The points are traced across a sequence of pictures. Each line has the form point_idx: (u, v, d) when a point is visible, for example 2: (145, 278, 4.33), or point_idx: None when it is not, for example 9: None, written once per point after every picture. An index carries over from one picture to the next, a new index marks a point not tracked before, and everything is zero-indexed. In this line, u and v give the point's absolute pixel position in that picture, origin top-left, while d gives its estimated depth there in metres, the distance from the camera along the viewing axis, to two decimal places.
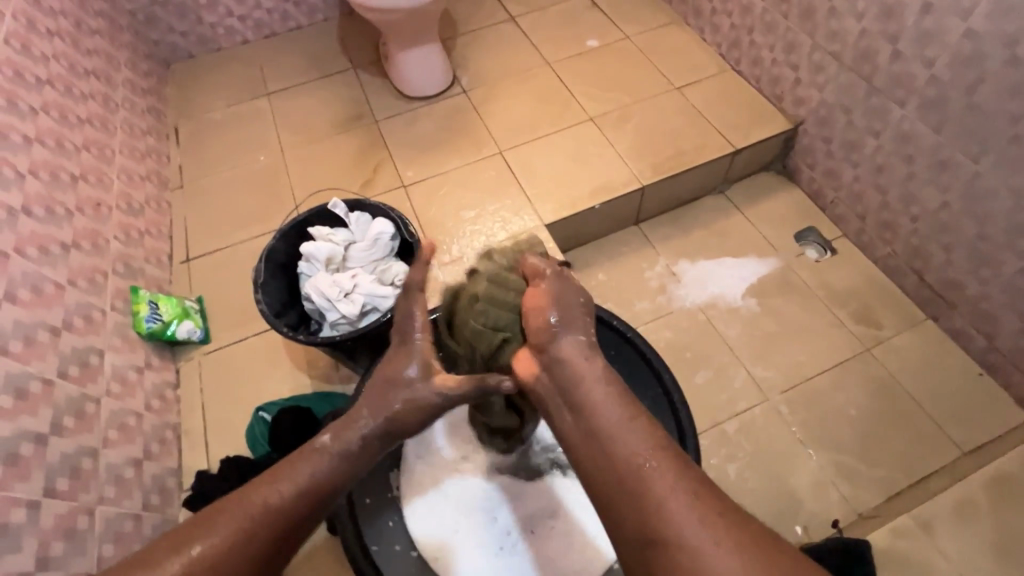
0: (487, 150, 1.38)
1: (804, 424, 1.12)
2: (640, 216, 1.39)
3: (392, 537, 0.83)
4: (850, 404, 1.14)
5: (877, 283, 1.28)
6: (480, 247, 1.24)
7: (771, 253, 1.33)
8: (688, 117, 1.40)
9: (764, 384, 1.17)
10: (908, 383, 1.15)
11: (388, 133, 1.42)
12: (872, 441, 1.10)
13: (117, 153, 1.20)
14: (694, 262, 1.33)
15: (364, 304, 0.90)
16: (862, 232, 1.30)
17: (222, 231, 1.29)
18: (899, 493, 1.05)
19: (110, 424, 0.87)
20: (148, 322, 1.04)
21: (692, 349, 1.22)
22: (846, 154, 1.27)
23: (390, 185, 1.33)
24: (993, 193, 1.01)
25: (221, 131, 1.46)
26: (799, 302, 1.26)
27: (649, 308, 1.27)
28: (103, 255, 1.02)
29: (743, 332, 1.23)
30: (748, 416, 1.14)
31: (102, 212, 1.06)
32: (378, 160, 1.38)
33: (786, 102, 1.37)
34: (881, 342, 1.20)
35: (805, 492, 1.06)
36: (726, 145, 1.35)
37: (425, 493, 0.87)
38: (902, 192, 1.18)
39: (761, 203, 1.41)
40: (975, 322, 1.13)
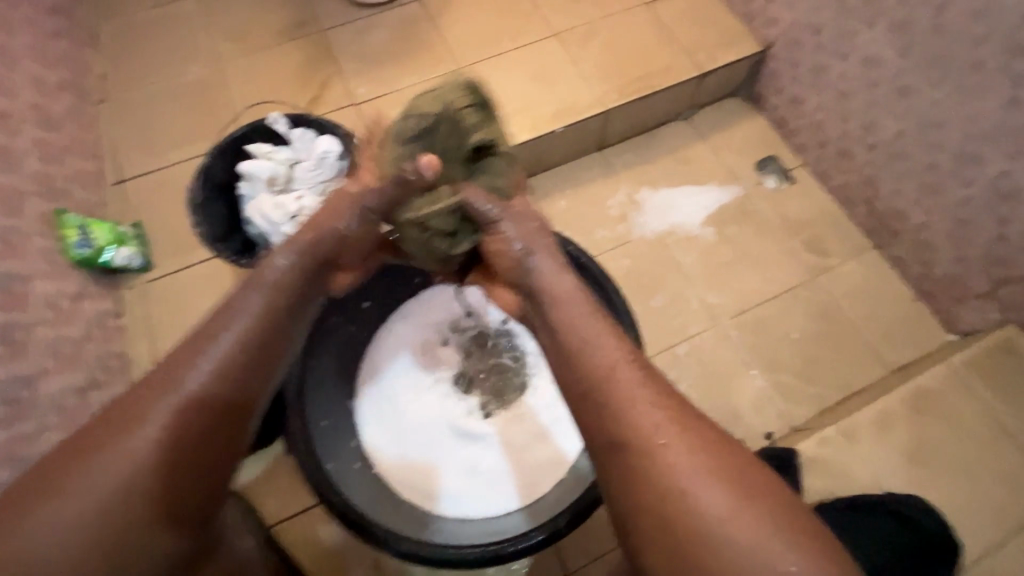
0: (445, 66, 1.29)
1: (750, 346, 1.18)
2: (604, 142, 1.35)
3: (351, 456, 0.83)
4: (793, 327, 1.20)
5: (829, 213, 1.31)
6: None
7: (732, 181, 1.34)
8: (657, 36, 1.33)
9: (715, 310, 1.21)
10: (848, 308, 1.21)
11: (336, 44, 1.30)
12: (811, 363, 1.17)
13: (23, 58, 1.07)
14: (656, 190, 1.33)
15: None
16: (820, 161, 1.32)
17: (155, 150, 1.19)
18: (829, 408, 1.13)
19: (46, 352, 0.83)
20: (79, 248, 0.97)
21: (650, 276, 1.24)
22: (812, 79, 1.25)
23: (340, 103, 1.25)
24: (947, 122, 1.02)
25: (147, 35, 1.30)
26: (754, 230, 1.29)
27: (609, 237, 1.28)
28: (17, 172, 0.93)
29: (699, 259, 1.25)
30: (699, 340, 1.18)
31: (11, 123, 0.96)
32: (326, 75, 1.27)
33: (757, 22, 1.32)
34: (827, 270, 1.25)
35: (747, 408, 1.13)
36: (694, 67, 1.30)
37: (385, 422, 0.87)
38: (862, 119, 1.18)
39: (725, 129, 1.39)
40: (916, 251, 1.18)
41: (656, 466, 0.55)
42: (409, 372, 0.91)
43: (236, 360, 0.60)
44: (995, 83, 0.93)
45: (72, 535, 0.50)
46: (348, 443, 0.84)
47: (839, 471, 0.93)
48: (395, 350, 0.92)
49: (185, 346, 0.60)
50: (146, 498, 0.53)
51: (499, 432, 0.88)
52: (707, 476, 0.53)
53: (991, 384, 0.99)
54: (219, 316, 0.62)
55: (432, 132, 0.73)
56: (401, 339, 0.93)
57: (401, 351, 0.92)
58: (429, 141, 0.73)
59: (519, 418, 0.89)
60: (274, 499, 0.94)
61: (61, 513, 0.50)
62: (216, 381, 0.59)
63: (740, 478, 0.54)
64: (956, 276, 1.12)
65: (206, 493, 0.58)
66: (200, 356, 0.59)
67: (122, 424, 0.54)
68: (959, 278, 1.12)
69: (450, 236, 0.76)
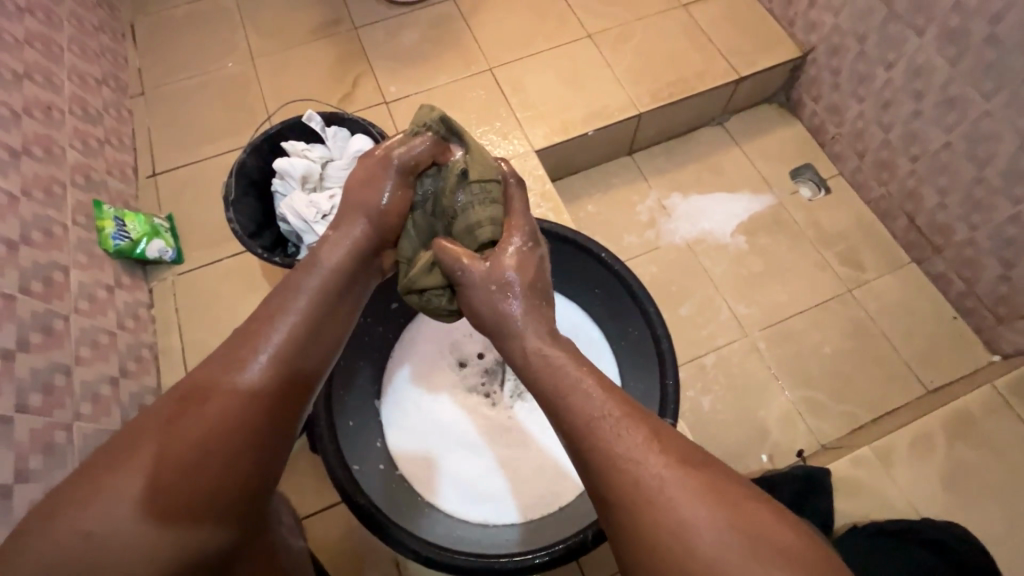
0: (476, 66, 1.29)
1: (780, 359, 1.15)
2: (634, 146, 1.33)
3: (375, 458, 0.82)
4: (826, 342, 1.16)
5: (866, 224, 1.27)
6: (508, 154, 1.20)
7: (765, 190, 1.31)
8: (692, 40, 1.30)
9: (745, 321, 1.18)
10: (884, 323, 1.17)
11: (369, 42, 1.31)
12: (843, 379, 1.13)
13: (67, 51, 1.09)
14: (686, 196, 1.30)
15: None
16: (858, 171, 1.28)
17: (190, 144, 1.20)
18: (862, 426, 1.09)
19: (81, 341, 0.85)
20: (115, 239, 0.99)
21: (677, 283, 1.22)
22: (853, 87, 1.21)
23: (371, 101, 1.25)
24: (998, 134, 0.98)
25: (184, 31, 1.32)
26: (786, 240, 1.25)
27: (637, 243, 1.26)
28: (58, 163, 0.95)
29: (729, 269, 1.23)
30: (727, 351, 1.15)
31: (54, 116, 0.98)
32: (358, 73, 1.28)
33: (797, 26, 1.28)
34: (863, 284, 1.21)
35: (775, 424, 1.10)
36: (730, 72, 1.27)
37: (408, 425, 0.87)
38: (905, 129, 1.14)
39: (759, 136, 1.36)
40: (958, 267, 1.14)
41: (648, 531, 0.46)
42: (434, 375, 0.91)
43: (297, 351, 0.55)
44: None
45: (111, 543, 0.42)
46: (373, 442, 0.84)
47: (874, 494, 0.90)
48: (425, 352, 0.92)
49: (243, 337, 0.54)
50: (187, 499, 0.45)
51: (527, 438, 0.87)
52: (714, 543, 0.44)
53: None
54: (279, 304, 0.57)
55: (426, 203, 0.73)
56: (426, 342, 0.93)
57: (431, 353, 0.92)
58: (428, 210, 0.72)
59: (542, 425, 0.88)
60: (295, 495, 0.94)
61: (101, 529, 0.42)
62: (273, 373, 0.52)
63: (757, 542, 0.43)
64: (1000, 295, 1.08)
65: (251, 500, 0.50)
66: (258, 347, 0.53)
67: (171, 420, 0.47)
68: (1004, 297, 1.08)
69: (448, 291, 0.70)
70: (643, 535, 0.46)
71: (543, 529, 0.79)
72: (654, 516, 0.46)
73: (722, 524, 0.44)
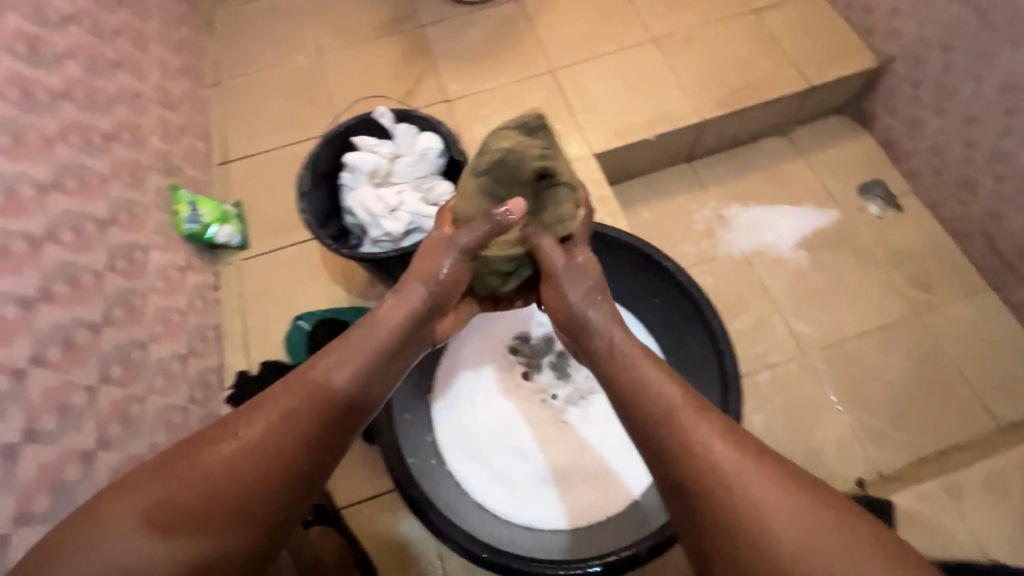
0: (537, 67, 1.28)
1: (839, 382, 1.10)
2: (694, 153, 1.31)
3: (429, 452, 0.85)
4: (890, 367, 1.11)
5: (940, 246, 1.20)
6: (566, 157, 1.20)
7: (831, 205, 1.26)
8: (762, 46, 1.27)
9: (803, 340, 1.14)
10: (955, 351, 1.11)
11: (433, 40, 1.32)
12: (908, 407, 1.08)
13: (153, 42, 1.14)
14: (747, 207, 1.27)
15: (409, 223, 0.87)
16: (934, 190, 1.21)
17: (259, 135, 1.25)
18: (926, 458, 1.04)
19: (157, 319, 0.89)
20: (189, 223, 1.03)
21: (733, 296, 1.18)
22: (935, 101, 1.15)
23: (433, 98, 1.26)
24: None
25: (258, 25, 1.37)
26: (851, 259, 1.20)
27: (692, 252, 1.23)
28: (143, 149, 1.00)
29: (788, 284, 1.19)
30: (783, 369, 1.12)
31: (140, 103, 1.03)
32: (422, 70, 1.30)
33: (876, 35, 1.23)
34: (933, 308, 1.15)
35: (831, 449, 1.05)
36: (801, 80, 1.23)
37: (460, 421, 0.88)
38: (992, 147, 1.07)
39: (827, 148, 1.31)
40: None
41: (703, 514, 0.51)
42: (486, 374, 0.92)
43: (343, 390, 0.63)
44: None
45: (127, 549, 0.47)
46: (425, 437, 0.85)
47: (941, 531, 0.86)
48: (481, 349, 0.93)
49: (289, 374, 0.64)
50: (204, 509, 0.51)
51: (577, 445, 0.86)
52: (789, 531, 0.47)
53: None
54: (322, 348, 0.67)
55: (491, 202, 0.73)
56: (481, 341, 0.94)
57: (485, 352, 0.93)
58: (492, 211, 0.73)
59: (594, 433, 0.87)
60: (345, 482, 0.96)
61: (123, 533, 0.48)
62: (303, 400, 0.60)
63: (830, 527, 0.47)
64: None
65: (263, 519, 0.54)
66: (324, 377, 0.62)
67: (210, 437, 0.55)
68: None
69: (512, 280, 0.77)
70: (719, 527, 0.50)
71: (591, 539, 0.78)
72: (732, 505, 0.50)
73: (796, 511, 0.48)
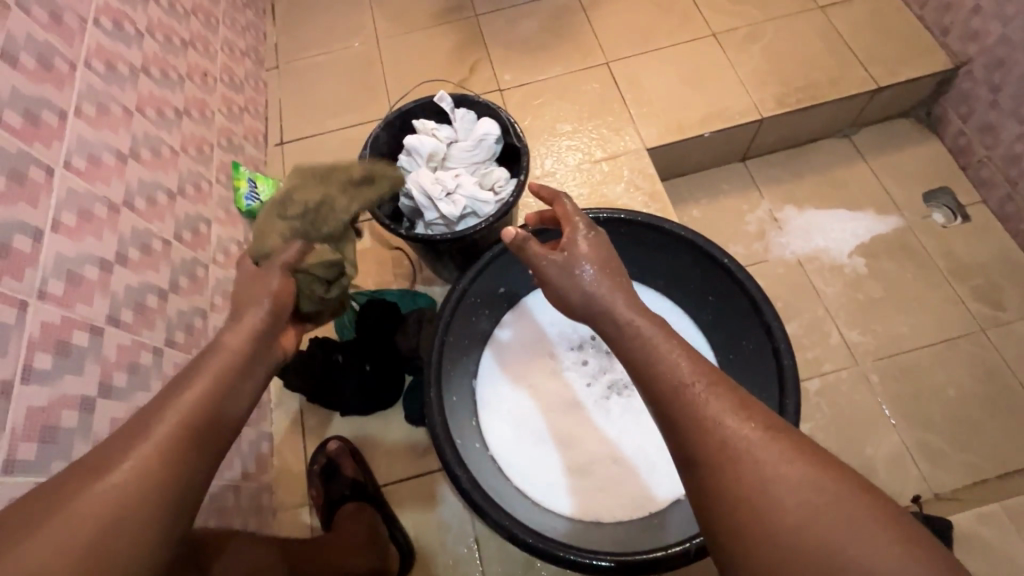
0: (592, 60, 1.27)
1: (893, 395, 1.06)
2: (749, 152, 1.27)
3: (472, 436, 0.84)
4: (950, 384, 1.06)
5: (1010, 260, 1.14)
6: (619, 151, 1.18)
7: (893, 211, 1.21)
8: (828, 44, 1.22)
9: (856, 350, 1.10)
10: (1022, 371, 1.05)
11: (489, 30, 1.32)
12: (966, 426, 1.03)
13: (221, 24, 1.18)
14: (802, 210, 1.23)
15: (464, 207, 0.86)
16: (1007, 201, 1.15)
17: (315, 117, 1.28)
18: (984, 481, 0.99)
19: (216, 290, 0.92)
20: (248, 200, 1.06)
21: (784, 300, 1.15)
22: (1015, 106, 1.09)
23: (486, 87, 1.27)
24: None
25: (319, 11, 1.40)
26: (912, 269, 1.15)
27: (742, 253, 1.20)
28: (208, 126, 1.03)
29: (843, 291, 1.14)
30: (833, 378, 1.08)
31: (207, 81, 1.06)
32: (476, 59, 1.30)
33: (952, 36, 1.17)
34: (1000, 325, 1.09)
35: (881, 464, 1.01)
36: (868, 81, 1.18)
37: (502, 408, 0.89)
38: None
39: (891, 153, 1.26)
40: None
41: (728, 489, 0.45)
42: (530, 363, 0.92)
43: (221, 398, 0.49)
44: None
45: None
46: (469, 421, 0.85)
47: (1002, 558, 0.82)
48: (527, 338, 0.93)
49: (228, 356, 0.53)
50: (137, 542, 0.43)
51: (618, 440, 0.86)
52: (797, 502, 0.42)
53: None
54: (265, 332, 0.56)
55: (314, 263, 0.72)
56: (526, 330, 0.94)
57: (529, 341, 0.93)
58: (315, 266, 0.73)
59: (635, 429, 0.87)
60: (385, 461, 0.98)
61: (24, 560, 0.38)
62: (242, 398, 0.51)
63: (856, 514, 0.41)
64: None
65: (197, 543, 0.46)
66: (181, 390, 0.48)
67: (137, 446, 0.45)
68: None
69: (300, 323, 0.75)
70: (728, 500, 0.45)
71: (628, 538, 0.77)
72: (735, 477, 0.45)
73: (807, 482, 0.43)
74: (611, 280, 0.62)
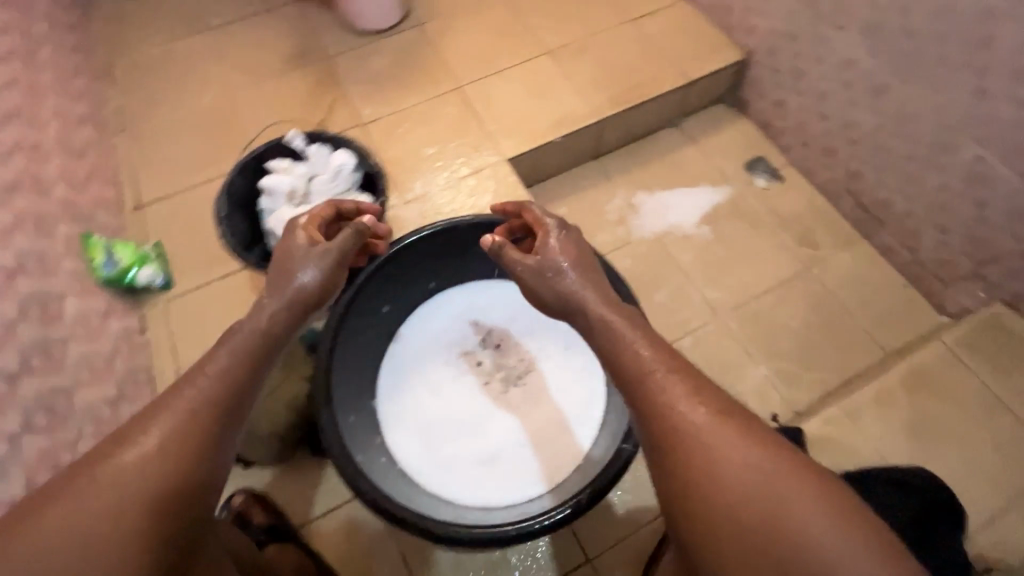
0: (445, 86, 1.36)
1: (751, 336, 1.22)
2: (600, 151, 1.43)
3: (378, 451, 0.86)
4: (792, 318, 1.24)
5: (818, 207, 1.36)
6: (482, 165, 1.27)
7: (724, 182, 1.40)
8: (644, 49, 1.41)
9: (716, 305, 1.25)
10: (843, 295, 1.26)
11: (342, 69, 1.37)
12: (810, 349, 1.21)
13: (49, 94, 1.13)
14: (652, 193, 1.39)
15: (333, 238, 0.91)
16: (806, 159, 1.38)
17: (172, 175, 1.24)
18: (832, 391, 1.16)
19: (79, 365, 0.87)
20: (104, 267, 1.01)
21: (651, 274, 1.29)
22: (792, 83, 1.32)
23: (347, 124, 1.31)
24: (919, 115, 1.09)
25: (161, 70, 1.37)
26: (747, 228, 1.34)
27: (609, 239, 1.33)
28: (47, 198, 0.98)
29: (697, 257, 1.30)
30: (702, 333, 1.22)
31: (40, 153, 1.01)
32: (334, 98, 1.34)
33: (737, 32, 1.40)
34: (820, 261, 1.30)
35: (752, 396, 1.16)
36: (681, 77, 1.38)
37: (407, 419, 0.91)
38: (841, 116, 1.24)
39: (713, 134, 1.47)
40: (903, 238, 1.23)
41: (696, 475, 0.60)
42: (428, 372, 0.95)
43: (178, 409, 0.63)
44: (960, 77, 1.00)
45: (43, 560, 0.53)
46: (375, 439, 0.88)
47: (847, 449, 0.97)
48: (421, 349, 0.97)
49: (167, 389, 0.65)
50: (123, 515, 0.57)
51: (520, 425, 0.91)
52: (747, 484, 0.58)
53: (986, 359, 1.05)
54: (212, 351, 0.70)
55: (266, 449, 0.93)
56: (420, 341, 0.97)
57: (424, 351, 0.97)
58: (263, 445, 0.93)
59: (536, 412, 0.92)
60: (297, 499, 0.97)
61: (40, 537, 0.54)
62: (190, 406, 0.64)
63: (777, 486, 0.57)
64: (941, 259, 1.17)
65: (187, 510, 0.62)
66: (137, 435, 0.60)
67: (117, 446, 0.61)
68: (943, 261, 1.17)
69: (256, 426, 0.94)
70: (697, 488, 0.60)
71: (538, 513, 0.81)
72: (703, 472, 0.60)
73: (753, 466, 0.58)
74: (584, 276, 0.75)
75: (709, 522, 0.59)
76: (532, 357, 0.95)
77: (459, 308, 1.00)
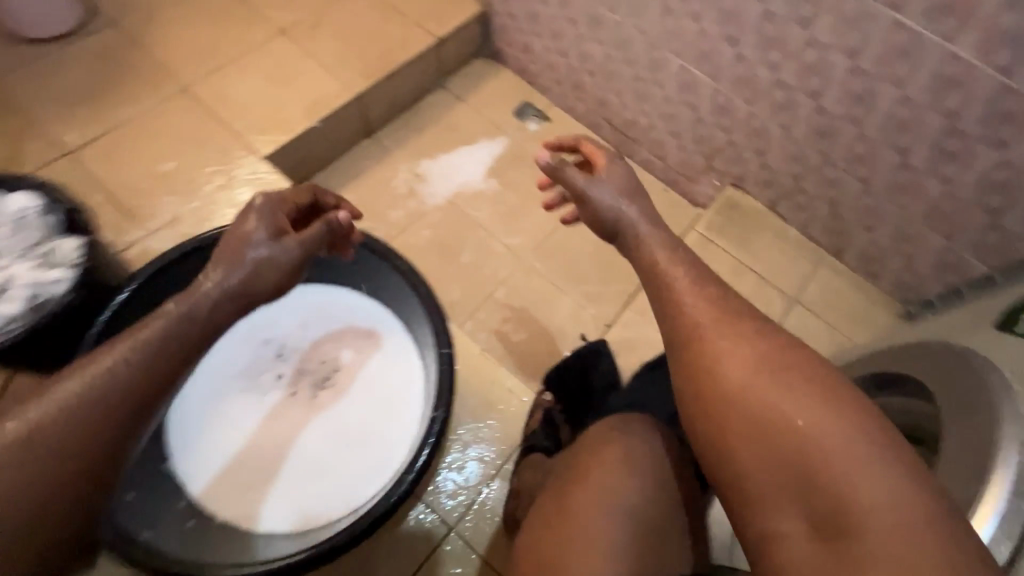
0: (167, 89, 1.18)
1: (553, 269, 1.29)
2: (371, 128, 1.37)
3: (187, 513, 0.84)
4: (585, 243, 1.33)
5: (585, 138, 1.45)
6: (235, 169, 1.14)
7: (499, 133, 1.44)
8: (384, 14, 1.36)
9: (518, 250, 1.31)
10: None
11: (22, 92, 1.12)
12: (604, 265, 1.30)
13: None
14: (434, 159, 1.38)
15: (29, 296, 0.82)
16: (563, 96, 1.46)
17: None
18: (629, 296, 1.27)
19: None
20: None
21: (453, 237, 1.30)
22: (530, 26, 1.39)
23: (49, 157, 1.08)
24: (631, 39, 1.22)
25: None
26: (528, 171, 1.40)
27: (403, 215, 1.31)
28: None
29: (490, 210, 1.34)
30: (511, 280, 1.27)
31: None
32: (22, 130, 1.10)
33: None
34: None
35: (566, 323, 1.24)
36: (428, 36, 1.36)
37: (214, 467, 0.87)
38: (576, 51, 1.34)
39: (478, 88, 1.49)
40: (653, 150, 1.38)
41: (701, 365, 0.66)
42: (226, 410, 0.90)
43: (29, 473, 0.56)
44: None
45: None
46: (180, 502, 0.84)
47: None
48: (211, 389, 0.91)
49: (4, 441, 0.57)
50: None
51: (337, 430, 0.91)
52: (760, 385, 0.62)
53: (729, 238, 1.27)
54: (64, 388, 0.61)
55: None
56: (209, 381, 0.91)
57: (215, 390, 0.91)
58: None
59: (351, 411, 0.92)
60: None
61: None
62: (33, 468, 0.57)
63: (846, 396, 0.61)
64: (683, 161, 1.34)
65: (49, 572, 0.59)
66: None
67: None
68: (685, 162, 1.34)
69: None
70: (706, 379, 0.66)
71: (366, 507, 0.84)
72: (714, 366, 0.65)
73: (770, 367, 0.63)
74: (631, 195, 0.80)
75: (719, 426, 0.63)
76: (332, 361, 0.95)
77: (247, 333, 0.95)
